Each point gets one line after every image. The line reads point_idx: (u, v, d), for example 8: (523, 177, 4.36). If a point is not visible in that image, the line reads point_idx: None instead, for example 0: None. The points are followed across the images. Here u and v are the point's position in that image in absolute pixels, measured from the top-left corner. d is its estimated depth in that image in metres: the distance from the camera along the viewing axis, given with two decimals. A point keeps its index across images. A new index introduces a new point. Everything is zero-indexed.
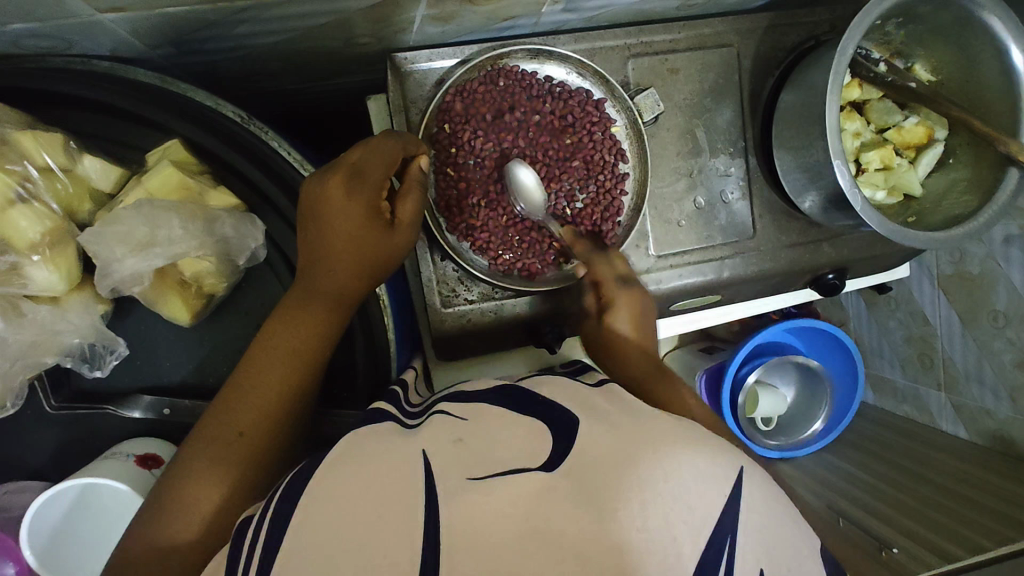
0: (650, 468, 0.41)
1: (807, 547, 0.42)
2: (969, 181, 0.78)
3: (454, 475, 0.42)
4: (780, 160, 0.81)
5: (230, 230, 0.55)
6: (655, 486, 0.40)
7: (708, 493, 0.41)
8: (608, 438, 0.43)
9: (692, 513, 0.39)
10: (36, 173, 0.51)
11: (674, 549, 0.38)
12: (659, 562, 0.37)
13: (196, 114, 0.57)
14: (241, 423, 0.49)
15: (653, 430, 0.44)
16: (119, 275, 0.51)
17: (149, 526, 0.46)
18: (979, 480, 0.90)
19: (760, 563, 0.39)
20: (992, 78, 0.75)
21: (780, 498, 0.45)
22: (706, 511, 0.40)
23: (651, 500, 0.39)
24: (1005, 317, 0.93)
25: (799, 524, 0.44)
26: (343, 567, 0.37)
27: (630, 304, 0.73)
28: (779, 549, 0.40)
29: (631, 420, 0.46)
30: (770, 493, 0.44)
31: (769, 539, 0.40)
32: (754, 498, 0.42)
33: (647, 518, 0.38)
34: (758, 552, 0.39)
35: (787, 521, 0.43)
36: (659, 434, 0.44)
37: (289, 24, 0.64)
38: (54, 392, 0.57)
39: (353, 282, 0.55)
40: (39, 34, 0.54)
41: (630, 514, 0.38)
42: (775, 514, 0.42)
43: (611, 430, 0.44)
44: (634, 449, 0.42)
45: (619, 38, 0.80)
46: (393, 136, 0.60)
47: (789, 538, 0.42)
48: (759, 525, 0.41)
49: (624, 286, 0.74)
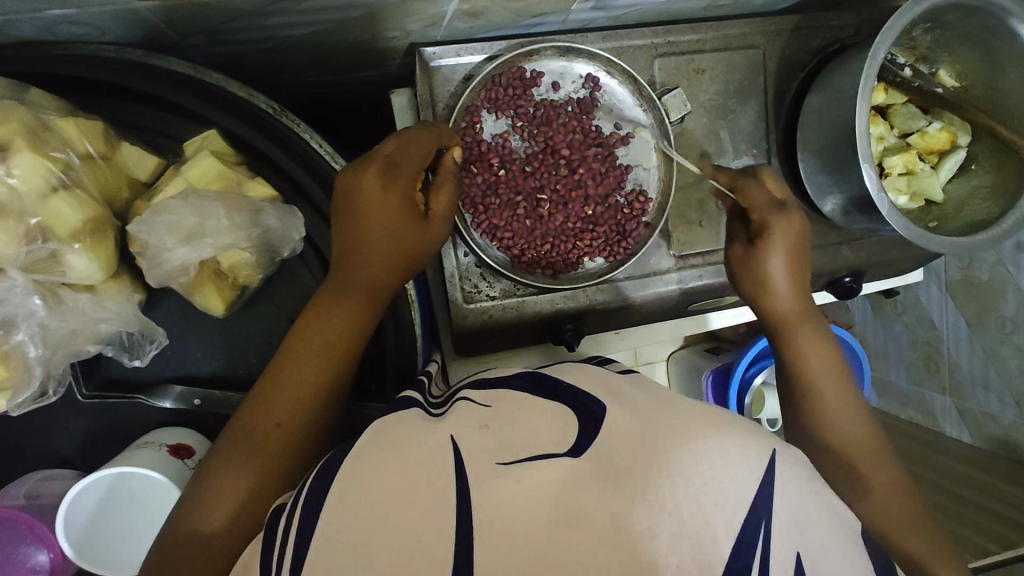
0: (678, 450, 0.41)
1: (838, 533, 0.42)
2: (991, 189, 0.79)
3: (483, 461, 0.41)
4: (803, 162, 0.81)
5: (274, 221, 0.55)
6: (684, 469, 0.40)
7: (739, 473, 0.41)
8: (642, 421, 0.44)
9: (723, 497, 0.39)
10: (78, 160, 0.50)
11: (709, 536, 0.37)
12: (692, 544, 0.37)
13: (234, 105, 0.57)
14: (278, 413, 0.50)
15: (677, 415, 0.44)
16: (169, 264, 0.52)
17: (188, 513, 0.46)
18: (987, 484, 0.91)
19: (795, 546, 0.39)
20: (1018, 86, 0.75)
21: (812, 484, 0.44)
22: (739, 494, 0.39)
23: (682, 484, 0.39)
24: (1013, 323, 0.94)
25: (836, 515, 0.43)
26: (390, 558, 0.37)
27: (788, 235, 0.67)
28: (813, 535, 0.40)
29: (654, 404, 0.46)
30: (801, 477, 0.44)
31: (801, 521, 0.41)
32: (785, 482, 0.42)
33: (677, 501, 0.38)
34: (793, 535, 0.39)
35: (821, 506, 0.43)
36: (685, 419, 0.44)
37: (323, 16, 0.63)
38: (85, 380, 0.57)
39: (387, 274, 0.55)
40: (74, 21, 0.54)
41: (662, 499, 0.38)
42: (804, 497, 0.42)
43: (641, 415, 0.44)
44: (661, 433, 0.42)
45: (646, 37, 0.80)
46: (427, 127, 0.60)
47: (821, 522, 0.42)
48: (795, 513, 0.41)
49: (780, 214, 0.67)
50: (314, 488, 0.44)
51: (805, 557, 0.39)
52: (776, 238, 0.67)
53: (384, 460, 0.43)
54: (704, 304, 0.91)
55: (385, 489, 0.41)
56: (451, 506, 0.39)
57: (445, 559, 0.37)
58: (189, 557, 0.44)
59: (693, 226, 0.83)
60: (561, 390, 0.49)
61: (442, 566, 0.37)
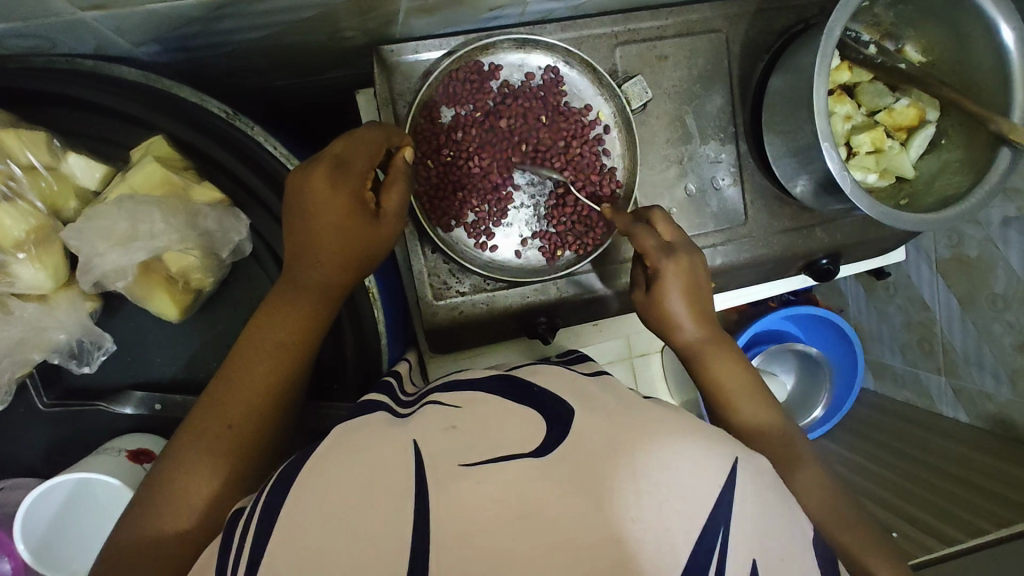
0: (645, 456, 0.41)
1: (802, 537, 0.42)
2: (962, 163, 0.78)
3: (440, 462, 0.41)
4: (771, 144, 0.81)
5: (213, 224, 0.55)
6: (648, 474, 0.40)
7: (703, 479, 0.41)
8: (601, 425, 0.43)
9: (685, 504, 0.39)
10: (20, 171, 0.52)
11: (669, 540, 0.38)
12: (653, 550, 0.37)
13: (183, 112, 0.57)
14: (231, 416, 0.50)
15: (645, 419, 0.44)
16: (101, 270, 0.52)
17: (143, 518, 0.46)
18: (979, 464, 0.90)
19: (753, 553, 0.39)
20: (983, 59, 0.74)
21: (777, 490, 0.44)
22: (700, 502, 0.40)
23: (647, 490, 0.39)
24: (1004, 300, 0.92)
25: (795, 516, 0.44)
26: (330, 560, 0.37)
27: (679, 275, 0.65)
28: (774, 541, 0.41)
29: (619, 406, 0.46)
30: (767, 485, 0.44)
31: (762, 527, 0.41)
32: (749, 488, 0.42)
33: (641, 508, 0.38)
34: (751, 541, 0.40)
35: (784, 511, 0.43)
36: (652, 422, 0.44)
37: (274, 18, 0.63)
38: (46, 389, 0.58)
39: (338, 274, 0.55)
40: (22, 34, 0.54)
41: (624, 503, 0.38)
42: (769, 504, 0.42)
43: (603, 417, 0.44)
44: (629, 436, 0.42)
45: (606, 26, 0.80)
46: (376, 127, 0.60)
47: (783, 526, 0.42)
48: (754, 514, 0.41)
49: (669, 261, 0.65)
50: (274, 492, 0.44)
51: (762, 562, 0.39)
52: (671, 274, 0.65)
53: (339, 464, 0.42)
54: None
55: (338, 494, 0.40)
56: (405, 503, 0.39)
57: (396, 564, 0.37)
58: (148, 562, 0.44)
59: None
60: (529, 392, 0.49)
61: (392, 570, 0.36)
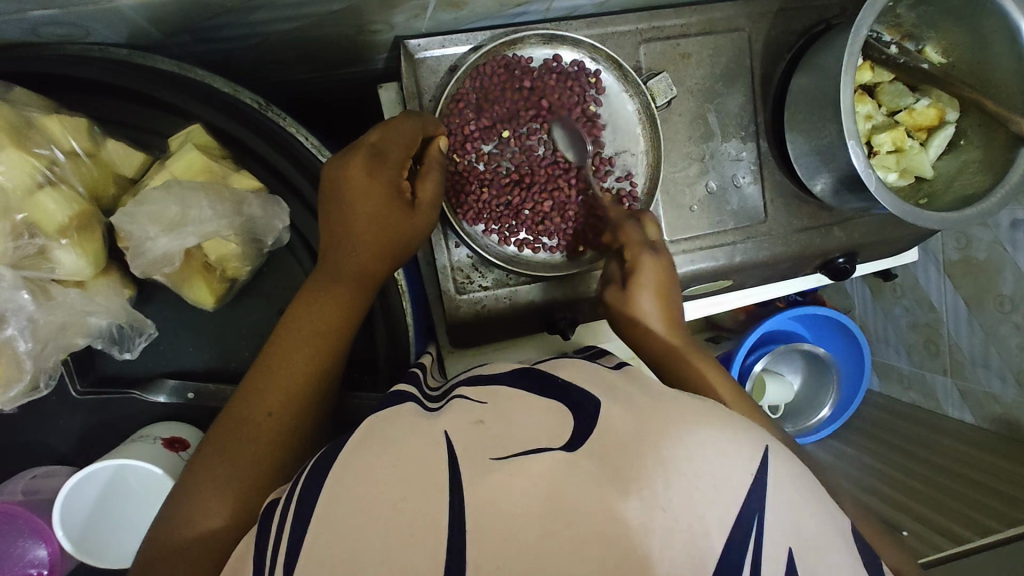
0: (673, 448, 0.40)
1: (835, 529, 0.42)
2: (980, 162, 0.79)
3: (475, 458, 0.41)
4: (792, 143, 0.81)
5: (257, 210, 0.55)
6: (676, 464, 0.40)
7: (733, 470, 0.40)
8: (631, 420, 0.43)
9: (716, 494, 0.39)
10: (63, 157, 0.52)
11: (700, 532, 0.37)
12: (685, 540, 0.37)
13: (218, 100, 0.57)
14: (270, 403, 0.50)
15: (678, 408, 0.45)
16: (151, 254, 0.52)
17: (183, 506, 0.46)
18: (987, 464, 0.91)
19: (789, 542, 0.39)
20: (1003, 59, 0.75)
21: (808, 482, 0.44)
22: (730, 492, 0.39)
23: (676, 479, 0.39)
24: (1012, 302, 0.93)
25: (825, 508, 0.43)
26: (371, 550, 0.37)
27: (652, 278, 0.65)
28: (807, 530, 0.40)
29: (651, 400, 0.46)
30: (797, 473, 0.44)
31: (798, 518, 0.40)
32: (780, 478, 0.42)
33: (671, 496, 0.38)
34: (785, 531, 0.39)
35: (820, 504, 0.43)
36: (685, 413, 0.44)
37: (306, 10, 0.63)
38: (80, 376, 0.58)
39: (375, 264, 0.56)
40: (57, 22, 0.54)
41: (654, 494, 0.38)
42: (800, 493, 0.42)
43: (630, 410, 0.44)
44: (654, 428, 0.42)
45: (631, 22, 0.81)
46: (411, 117, 0.61)
47: (815, 515, 0.42)
48: (786, 505, 0.41)
49: (649, 255, 0.67)
50: (307, 486, 0.44)
51: (798, 553, 0.39)
52: (641, 282, 0.65)
53: (376, 454, 0.42)
54: (701, 288, 0.89)
55: (378, 480, 0.40)
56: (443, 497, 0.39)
57: (437, 557, 0.36)
58: (182, 559, 0.44)
59: (683, 211, 0.84)
60: (564, 384, 0.49)
61: (435, 563, 0.36)
